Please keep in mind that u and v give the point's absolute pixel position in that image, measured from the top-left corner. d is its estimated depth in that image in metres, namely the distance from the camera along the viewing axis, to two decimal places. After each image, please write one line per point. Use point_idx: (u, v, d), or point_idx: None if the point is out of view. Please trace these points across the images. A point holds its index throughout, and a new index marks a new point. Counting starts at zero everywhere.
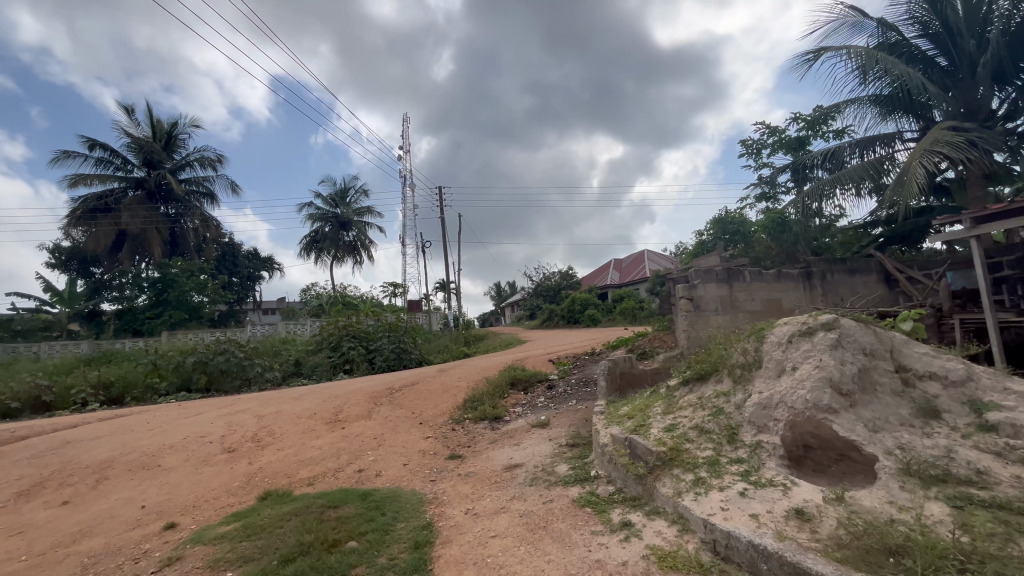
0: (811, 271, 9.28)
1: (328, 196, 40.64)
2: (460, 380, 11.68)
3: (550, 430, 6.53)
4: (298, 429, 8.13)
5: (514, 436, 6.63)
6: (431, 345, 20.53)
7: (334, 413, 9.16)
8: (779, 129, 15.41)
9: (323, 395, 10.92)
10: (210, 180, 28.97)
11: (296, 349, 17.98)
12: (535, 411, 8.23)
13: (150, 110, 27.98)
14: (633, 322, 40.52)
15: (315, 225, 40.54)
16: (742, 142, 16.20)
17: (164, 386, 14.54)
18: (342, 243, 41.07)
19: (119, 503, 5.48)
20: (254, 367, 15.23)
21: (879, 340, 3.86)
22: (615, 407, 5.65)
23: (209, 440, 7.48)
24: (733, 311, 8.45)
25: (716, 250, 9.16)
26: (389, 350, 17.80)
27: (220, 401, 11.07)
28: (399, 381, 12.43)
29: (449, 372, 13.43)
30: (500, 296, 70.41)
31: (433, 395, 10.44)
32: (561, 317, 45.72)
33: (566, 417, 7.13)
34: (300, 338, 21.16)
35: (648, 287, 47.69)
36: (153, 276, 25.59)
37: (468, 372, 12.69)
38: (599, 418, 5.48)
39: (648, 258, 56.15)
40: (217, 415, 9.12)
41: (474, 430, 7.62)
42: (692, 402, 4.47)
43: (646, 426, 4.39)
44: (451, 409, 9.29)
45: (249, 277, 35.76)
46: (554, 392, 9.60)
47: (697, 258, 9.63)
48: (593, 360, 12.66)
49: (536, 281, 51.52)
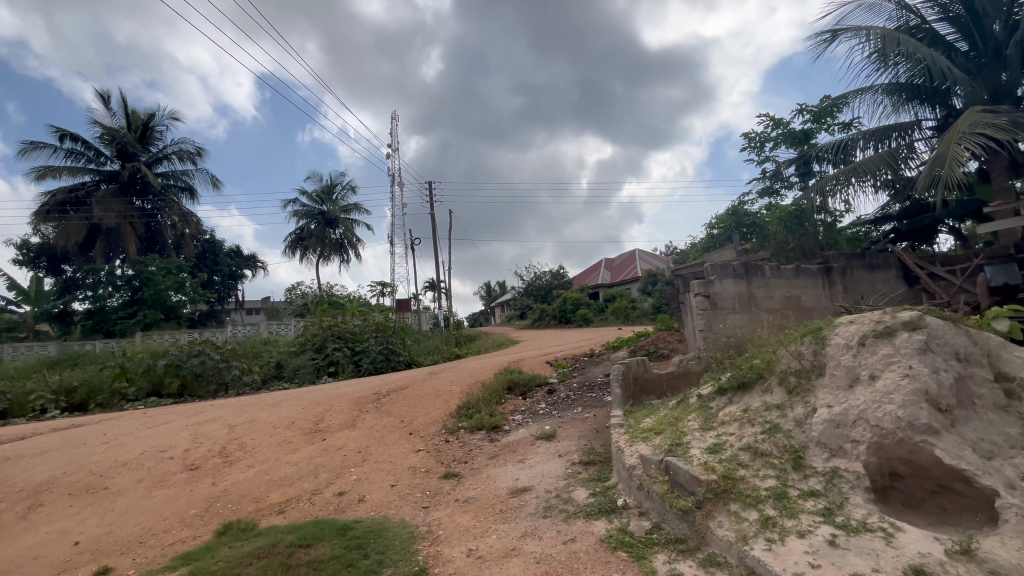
0: (831, 267, 8.68)
1: (313, 193, 39.48)
2: (453, 384, 10.89)
3: (558, 444, 5.78)
4: (273, 441, 7.28)
5: (516, 450, 5.87)
6: (421, 346, 19.67)
7: (313, 422, 8.31)
8: (783, 121, 14.82)
9: (303, 401, 10.05)
10: (188, 174, 27.75)
11: (277, 351, 17.03)
12: (538, 419, 7.49)
13: (125, 100, 26.67)
14: (626, 322, 39.98)
15: (301, 222, 39.37)
16: (744, 135, 15.58)
17: (133, 391, 13.52)
18: (328, 241, 39.95)
19: (51, 539, 4.62)
20: (231, 370, 14.25)
21: (973, 342, 3.18)
22: (636, 419, 4.91)
23: (169, 455, 6.60)
24: (751, 309, 7.79)
25: (730, 244, 8.50)
26: (376, 351, 16.91)
27: (189, 408, 10.14)
28: (387, 385, 11.60)
29: (440, 375, 12.62)
30: (490, 295, 69.57)
31: (425, 400, 9.63)
32: (552, 317, 45.11)
33: (574, 427, 6.39)
34: (283, 339, 20.19)
35: (640, 286, 47.25)
36: (127, 274, 24.34)
37: (461, 376, 11.90)
38: (618, 431, 4.75)
39: (639, 258, 55.82)
40: (183, 426, 8.23)
41: (470, 442, 6.84)
42: (738, 415, 3.74)
43: (683, 445, 3.66)
44: (444, 417, 8.49)
45: (231, 275, 34.49)
46: (557, 398, 8.87)
47: (709, 253, 8.98)
48: (593, 362, 11.96)
49: (527, 281, 50.87)
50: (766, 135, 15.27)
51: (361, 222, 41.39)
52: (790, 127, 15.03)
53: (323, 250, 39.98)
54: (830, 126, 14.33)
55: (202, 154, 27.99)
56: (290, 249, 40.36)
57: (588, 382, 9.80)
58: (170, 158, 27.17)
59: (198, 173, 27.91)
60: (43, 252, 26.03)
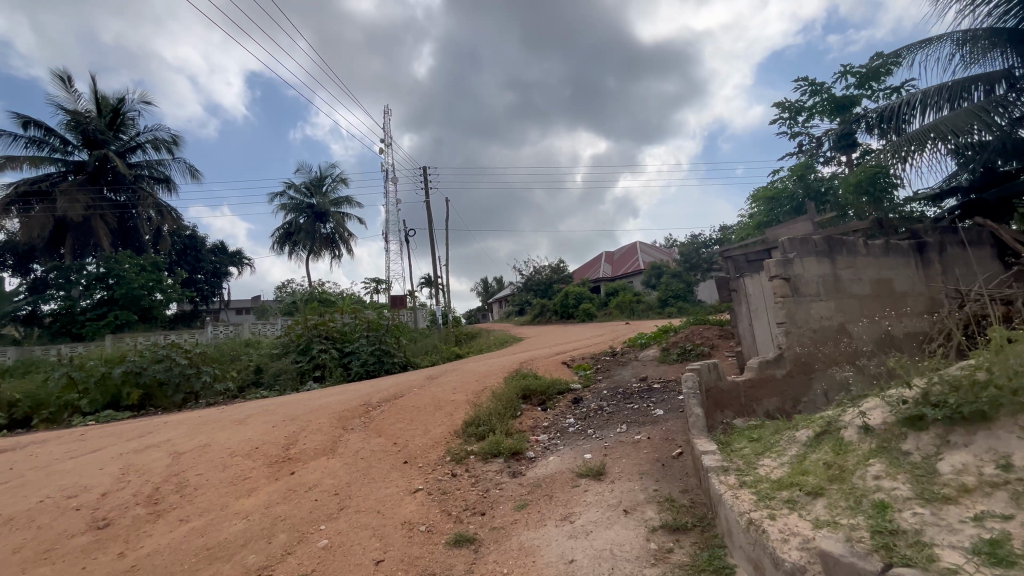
0: (925, 242, 6.98)
1: (301, 185, 37.52)
2: (457, 392, 9.18)
3: (614, 488, 4.09)
4: (225, 477, 5.59)
5: (554, 495, 4.20)
6: (418, 346, 17.93)
7: (282, 446, 6.61)
8: (823, 86, 13.19)
9: (275, 415, 8.33)
10: (164, 164, 25.77)
11: (257, 354, 15.32)
12: (571, 443, 5.79)
13: (93, 84, 24.59)
14: (631, 316, 38.41)
15: (289, 216, 37.44)
16: (777, 103, 13.94)
17: (85, 403, 11.71)
18: (318, 236, 38.12)
19: None
20: (201, 378, 12.46)
21: None
22: (747, 460, 3.23)
23: (78, 506, 4.92)
24: (839, 296, 6.10)
25: (803, 215, 6.79)
26: (367, 353, 15.14)
27: (138, 427, 8.42)
28: (379, 393, 9.89)
29: (440, 379, 10.94)
30: (487, 291, 67.79)
31: (423, 415, 7.91)
32: (553, 312, 43.47)
33: (629, 461, 4.70)
34: (265, 340, 18.44)
35: (643, 279, 45.65)
36: (95, 272, 22.29)
37: (466, 381, 10.20)
38: (725, 481, 3.08)
39: (640, 250, 54.35)
40: (114, 455, 6.50)
41: (485, 476, 5.17)
42: (996, 477, 2.09)
43: (910, 537, 1.98)
44: (447, 438, 6.79)
45: (215, 273, 32.61)
46: (587, 410, 7.21)
47: (774, 227, 7.26)
48: (619, 364, 10.27)
49: (525, 275, 49.09)
50: (803, 103, 13.61)
51: (353, 216, 39.50)
52: (830, 94, 13.40)
53: (313, 246, 38.11)
54: (877, 92, 12.73)
55: (178, 142, 26.03)
56: (279, 245, 38.43)
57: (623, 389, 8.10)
58: (143, 147, 25.26)
59: (175, 163, 25.95)
60: (6, 250, 24.07)
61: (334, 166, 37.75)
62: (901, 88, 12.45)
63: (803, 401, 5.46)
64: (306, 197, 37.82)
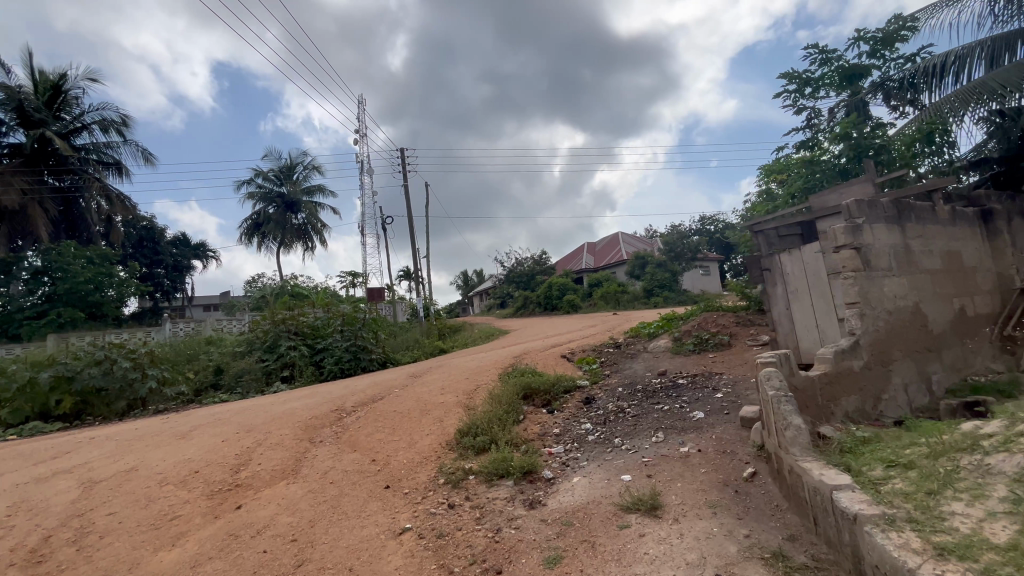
0: (991, 210, 6.04)
1: (270, 172, 35.29)
2: (445, 393, 7.92)
3: (684, 532, 2.93)
4: (147, 517, 4.25)
5: (598, 544, 3.03)
6: (397, 341, 16.50)
7: (229, 469, 5.26)
8: (834, 54, 12.28)
9: (227, 427, 6.92)
10: (113, 148, 23.51)
11: (218, 353, 13.77)
12: (597, 457, 4.62)
13: (28, 59, 22.11)
14: (616, 307, 37.61)
15: (257, 206, 35.23)
16: (783, 74, 12.94)
17: (3, 416, 9.98)
18: (289, 227, 36.04)
19: None
20: (147, 382, 10.82)
21: None
22: (922, 505, 2.11)
23: None
24: (911, 270, 5.08)
25: (860, 176, 5.71)
26: (341, 349, 13.65)
27: (57, 444, 6.93)
28: (354, 396, 8.54)
29: (424, 378, 9.64)
30: (467, 284, 66.16)
31: (405, 422, 6.62)
32: (537, 305, 42.36)
33: (686, 486, 3.54)
34: (228, 338, 16.77)
35: (627, 269, 44.87)
36: (34, 266, 20.10)
37: (455, 380, 8.93)
38: (903, 544, 1.94)
39: (623, 240, 53.67)
40: (5, 488, 5.05)
41: (494, 507, 3.98)
42: None
43: None
44: (438, 451, 5.57)
45: (176, 267, 30.37)
46: (605, 412, 6.04)
47: (820, 193, 6.21)
48: (627, 357, 9.17)
49: (507, 267, 47.74)
50: (812, 73, 12.67)
51: (326, 206, 37.50)
52: (840, 63, 12.51)
53: (284, 237, 36.03)
54: (890, 61, 11.89)
55: (129, 124, 23.80)
56: (246, 236, 36.17)
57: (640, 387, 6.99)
58: (90, 128, 22.97)
59: (126, 146, 23.71)
60: None
61: (305, 153, 35.59)
62: (917, 56, 11.63)
63: (883, 399, 4.42)
64: (275, 186, 35.62)
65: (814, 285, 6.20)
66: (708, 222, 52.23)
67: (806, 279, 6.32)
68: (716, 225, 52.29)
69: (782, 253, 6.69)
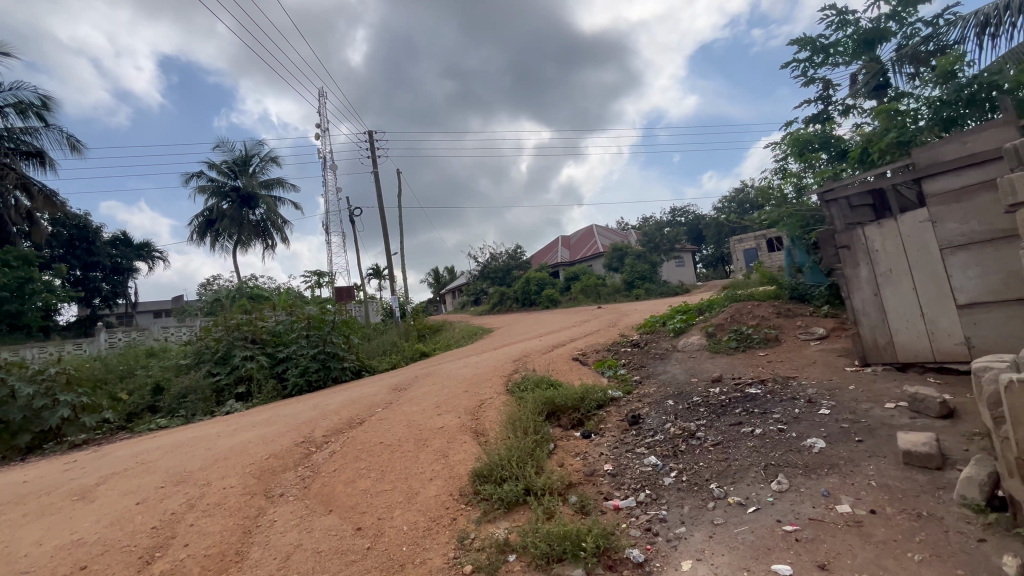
0: None
1: (222, 165, 32.35)
2: (442, 413, 6.29)
3: None
4: None
5: None
6: (372, 345, 14.63)
7: (138, 559, 3.53)
8: (851, 17, 11.31)
9: (152, 476, 5.12)
10: (34, 134, 20.49)
11: (157, 368, 11.65)
12: (700, 519, 3.15)
13: None
14: (597, 300, 36.58)
15: (209, 201, 32.25)
16: (796, 40, 11.88)
17: None
18: (246, 224, 33.23)
19: None
20: (60, 410, 8.72)
21: None
22: None
23: None
24: None
25: (996, 120, 4.36)
26: (307, 358, 11.74)
27: None
28: (326, 420, 6.81)
29: (412, 391, 7.99)
30: (439, 282, 63.86)
31: (396, 461, 4.97)
32: (514, 301, 40.89)
33: None
34: (173, 348, 14.57)
35: (604, 262, 43.93)
36: None
37: (450, 394, 7.28)
38: None
39: (597, 233, 52.87)
40: None
41: None
42: None
43: None
44: (452, 507, 4.00)
45: (116, 270, 27.30)
46: (668, 437, 4.58)
47: (928, 145, 4.83)
48: (654, 358, 7.76)
49: (481, 263, 45.90)
50: (827, 39, 11.65)
51: (286, 200, 34.82)
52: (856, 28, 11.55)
53: (241, 235, 33.21)
54: (908, 26, 11.11)
55: (52, 107, 20.83)
56: (198, 235, 33.07)
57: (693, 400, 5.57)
58: (3, 111, 19.90)
59: (50, 132, 20.75)
60: None
61: (262, 143, 32.71)
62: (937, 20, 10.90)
63: None
64: (228, 180, 32.62)
65: (920, 264, 4.91)
66: (680, 213, 52.10)
67: (906, 257, 5.01)
68: (688, 215, 52.16)
69: (868, 225, 5.33)
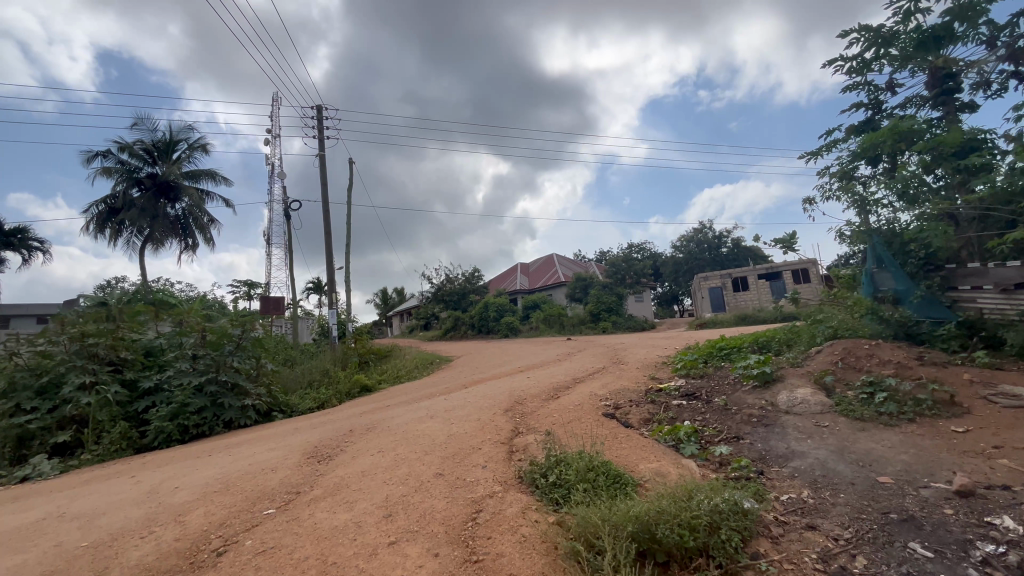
0: None
1: (138, 147, 27.33)
2: (398, 546, 2.96)
3: None
4: None
5: None
6: (293, 374, 10.80)
7: None
8: (917, 9, 9.54)
9: None
10: None
11: None
12: None
13: None
14: (560, 331, 33.88)
15: (115, 187, 26.94)
16: (851, 31, 9.94)
17: None
18: (160, 217, 28.02)
19: None
20: None
21: None
22: None
23: None
24: None
25: None
26: (187, 393, 7.83)
27: None
28: (149, 539, 3.27)
29: (342, 466, 4.53)
30: (387, 303, 58.89)
31: None
32: (469, 327, 37.42)
33: None
34: None
35: (567, 292, 41.59)
36: None
37: (412, 483, 3.92)
38: None
39: (559, 262, 50.85)
40: None
41: None
42: None
43: None
44: None
45: None
46: None
47: None
48: (751, 422, 4.78)
49: (436, 284, 42.13)
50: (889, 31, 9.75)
51: (215, 195, 29.95)
52: (918, 25, 9.79)
53: (152, 230, 27.94)
54: (979, 27, 9.50)
55: None
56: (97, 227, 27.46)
57: (969, 551, 2.61)
58: None
59: None
60: None
61: (191, 127, 27.97)
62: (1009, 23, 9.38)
63: None
64: (144, 164, 27.53)
65: None
66: (637, 248, 51.19)
67: None
68: (646, 252, 51.43)
69: None
